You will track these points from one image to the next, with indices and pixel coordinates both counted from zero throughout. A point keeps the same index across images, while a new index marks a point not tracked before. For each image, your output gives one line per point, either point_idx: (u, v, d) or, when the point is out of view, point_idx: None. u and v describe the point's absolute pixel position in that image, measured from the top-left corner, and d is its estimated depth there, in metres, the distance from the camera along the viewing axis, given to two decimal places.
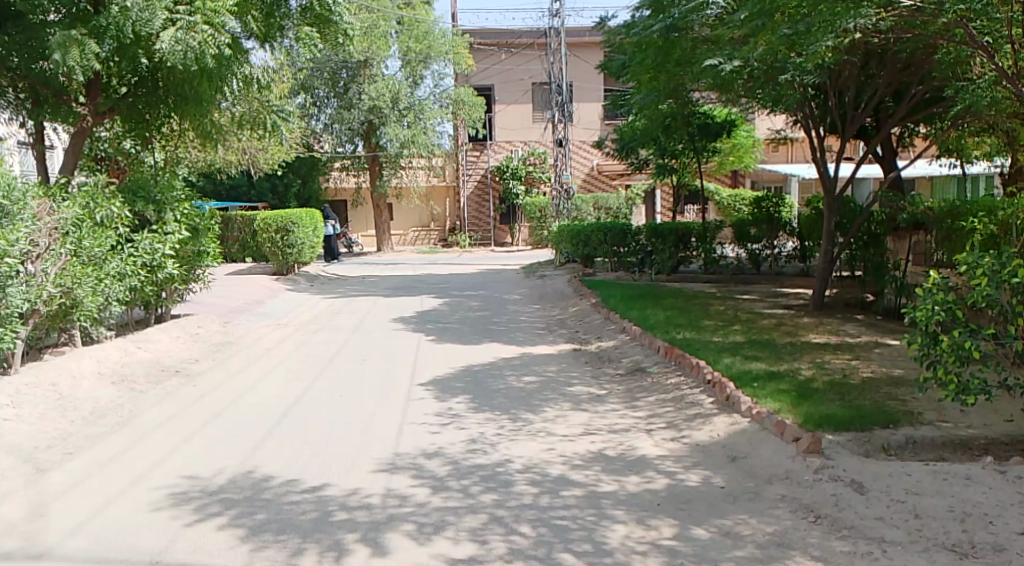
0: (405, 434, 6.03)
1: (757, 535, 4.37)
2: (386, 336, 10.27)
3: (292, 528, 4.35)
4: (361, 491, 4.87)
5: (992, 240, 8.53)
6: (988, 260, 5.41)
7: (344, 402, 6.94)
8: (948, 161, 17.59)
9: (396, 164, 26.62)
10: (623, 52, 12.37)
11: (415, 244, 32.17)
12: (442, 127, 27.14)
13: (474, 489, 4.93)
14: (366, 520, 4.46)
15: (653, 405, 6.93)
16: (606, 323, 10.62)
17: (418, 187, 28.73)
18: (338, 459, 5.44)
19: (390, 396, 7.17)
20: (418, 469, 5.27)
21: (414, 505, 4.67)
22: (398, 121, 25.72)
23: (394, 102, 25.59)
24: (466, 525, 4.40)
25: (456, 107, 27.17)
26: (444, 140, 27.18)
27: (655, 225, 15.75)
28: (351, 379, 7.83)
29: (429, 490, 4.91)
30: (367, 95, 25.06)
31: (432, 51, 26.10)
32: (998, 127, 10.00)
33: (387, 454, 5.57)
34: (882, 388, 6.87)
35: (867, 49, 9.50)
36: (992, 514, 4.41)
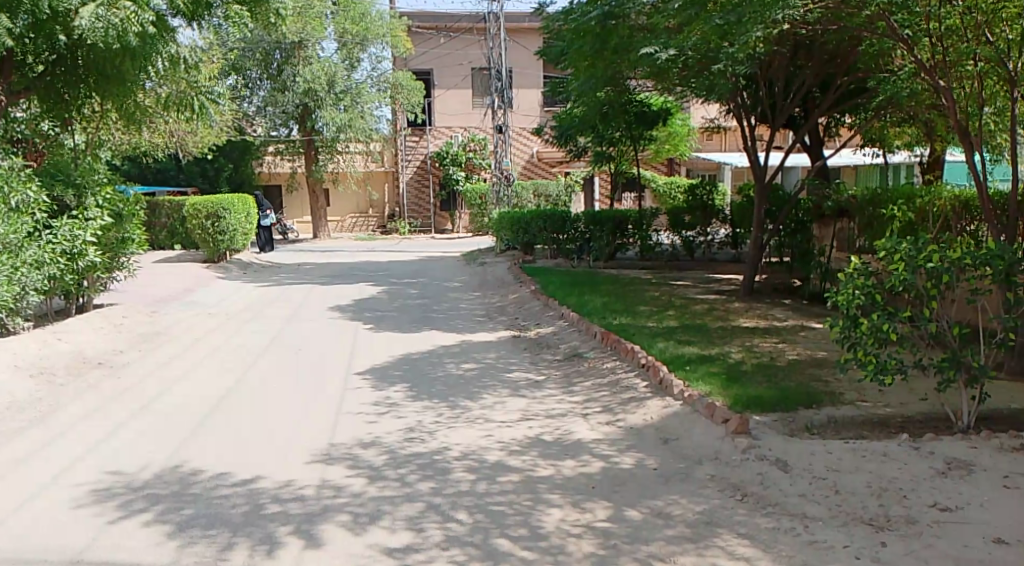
0: (341, 423, 5.99)
1: (686, 514, 4.48)
2: (321, 324, 10.16)
3: (221, 522, 4.29)
4: (294, 483, 4.83)
5: (911, 227, 8.94)
6: (905, 245, 5.65)
7: (278, 393, 6.83)
8: (870, 151, 18.28)
9: (333, 149, 26.30)
10: (560, 38, 12.39)
11: (353, 230, 31.77)
12: (380, 112, 26.89)
13: (411, 478, 4.93)
14: (300, 511, 4.42)
15: (589, 389, 7.04)
16: (545, 309, 10.70)
17: (356, 173, 28.39)
18: (274, 451, 5.38)
19: (325, 385, 7.10)
20: (354, 459, 5.25)
21: (349, 496, 4.65)
22: (334, 105, 25.35)
23: (330, 85, 25.18)
24: (402, 514, 4.40)
25: (395, 91, 26.85)
26: (381, 125, 26.93)
27: (595, 213, 16.05)
28: (285, 370, 7.71)
29: (365, 479, 4.90)
30: (302, 77, 24.60)
31: (369, 33, 25.81)
32: (918, 118, 10.42)
33: (323, 444, 5.53)
34: (807, 370, 7.12)
35: (796, 40, 9.75)
36: (907, 488, 4.62)
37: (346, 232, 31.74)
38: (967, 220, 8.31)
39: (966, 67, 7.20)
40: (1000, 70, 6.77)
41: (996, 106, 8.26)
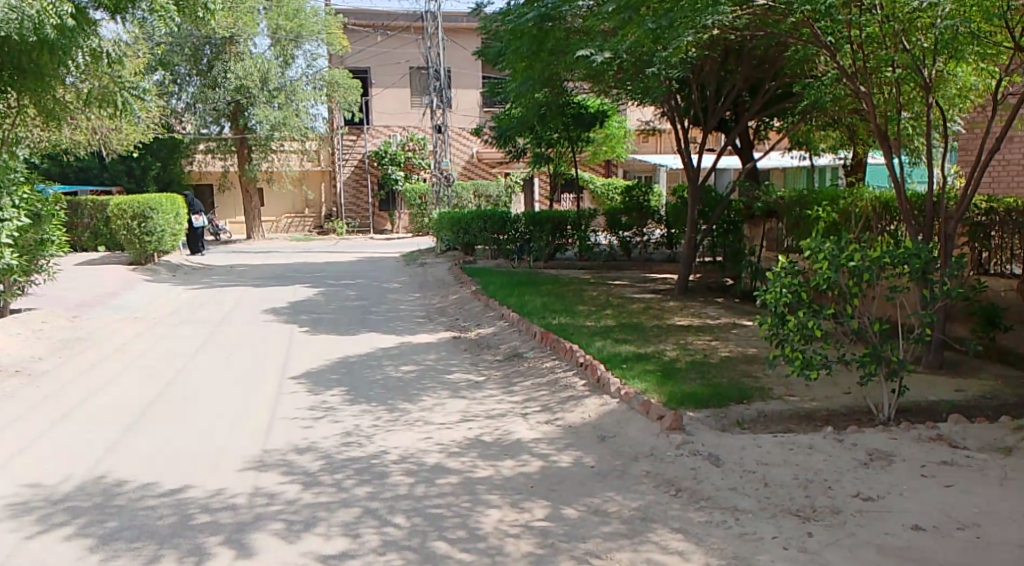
0: (274, 428, 5.92)
1: (622, 511, 4.57)
2: (257, 327, 10.00)
3: (146, 534, 4.20)
4: (225, 491, 4.75)
5: (834, 227, 9.34)
6: (828, 245, 5.83)
7: (207, 399, 6.70)
8: (798, 155, 18.83)
9: (266, 147, 25.87)
10: (498, 39, 12.40)
11: (289, 230, 31.30)
12: (316, 110, 26.50)
13: (347, 483, 4.90)
14: (230, 521, 4.36)
15: (528, 389, 7.09)
16: (485, 310, 10.74)
17: (291, 172, 27.97)
18: (204, 459, 5.29)
19: (259, 390, 7.00)
20: (289, 465, 5.19)
21: (282, 503, 4.60)
22: (267, 102, 24.88)
23: (263, 82, 24.76)
24: (338, 520, 4.38)
25: (331, 89, 26.54)
26: (318, 123, 26.56)
27: (534, 214, 16.22)
28: (216, 375, 7.55)
29: (299, 486, 4.85)
30: (234, 73, 24.22)
31: (303, 30, 25.45)
32: (841, 122, 10.81)
33: (255, 450, 5.46)
34: (738, 366, 7.33)
35: (727, 45, 9.98)
36: (831, 479, 4.80)
37: (281, 232, 31.21)
38: (887, 220, 8.61)
39: (885, 74, 7.47)
40: (916, 76, 7.03)
41: (914, 111, 8.59)
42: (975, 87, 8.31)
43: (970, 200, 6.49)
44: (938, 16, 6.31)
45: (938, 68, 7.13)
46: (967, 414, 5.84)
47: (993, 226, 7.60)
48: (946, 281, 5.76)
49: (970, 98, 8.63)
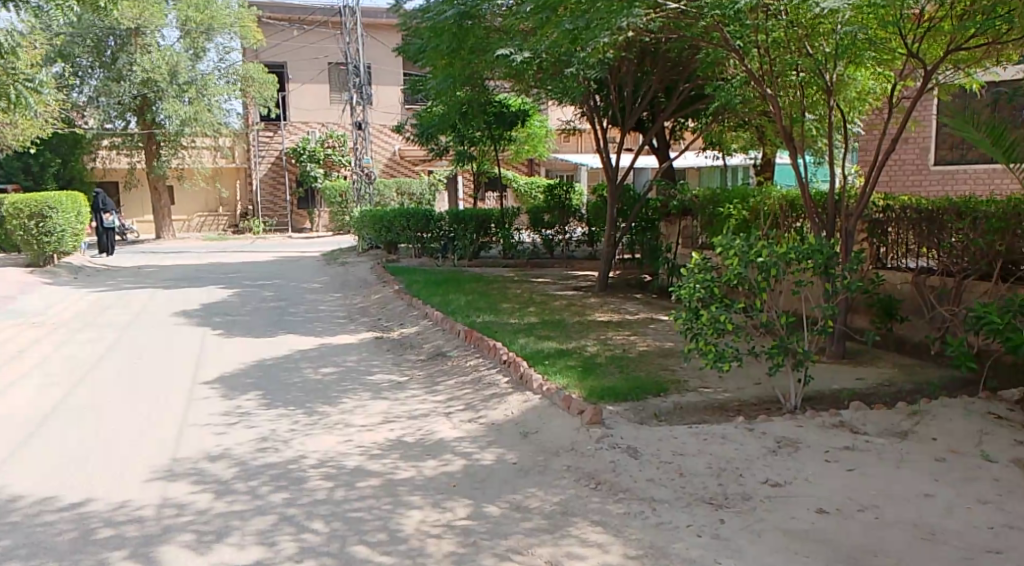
0: (184, 436, 5.77)
1: (543, 506, 4.64)
2: (168, 331, 9.71)
3: (44, 551, 4.06)
4: (130, 504, 4.62)
5: (745, 224, 9.70)
6: (738, 241, 6.07)
7: (111, 408, 6.47)
8: (711, 154, 19.36)
9: (176, 143, 25.22)
10: (418, 35, 12.29)
11: (201, 229, 30.35)
12: (229, 105, 26.10)
13: (263, 490, 4.83)
14: (136, 534, 4.25)
15: (452, 388, 7.11)
16: (408, 309, 10.68)
17: (204, 169, 27.34)
18: (107, 470, 5.12)
19: (169, 396, 6.80)
20: (201, 474, 5.08)
21: (193, 513, 4.51)
22: (177, 97, 24.07)
23: (172, 76, 23.95)
24: (253, 528, 4.32)
25: (245, 84, 26.02)
26: (231, 119, 26.12)
27: (458, 212, 16.17)
28: (122, 382, 7.30)
29: (211, 495, 4.75)
30: (140, 66, 23.20)
31: (214, 22, 24.86)
32: (751, 124, 11.24)
33: (164, 460, 5.32)
34: (656, 360, 7.52)
35: (642, 48, 10.23)
36: (742, 467, 4.99)
37: (194, 231, 30.25)
38: (793, 218, 8.99)
39: (791, 78, 7.77)
40: (818, 79, 7.35)
41: (818, 113, 8.92)
42: (873, 90, 8.72)
43: (868, 197, 6.84)
44: (838, 22, 6.65)
45: (838, 72, 7.46)
46: (868, 401, 6.16)
47: (889, 223, 8.00)
48: (847, 275, 6.07)
49: (868, 101, 9.06)
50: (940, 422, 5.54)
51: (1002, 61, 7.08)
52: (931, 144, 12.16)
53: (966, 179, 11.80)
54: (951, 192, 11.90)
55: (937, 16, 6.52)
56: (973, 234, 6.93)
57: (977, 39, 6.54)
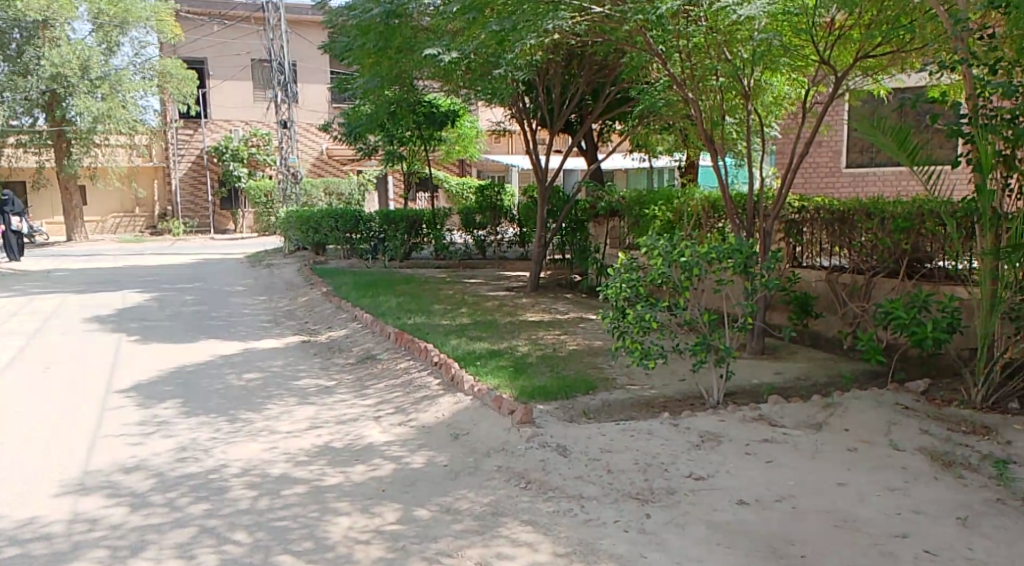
0: (97, 448, 5.61)
1: (473, 508, 4.67)
2: (81, 338, 9.37)
3: None
4: (38, 520, 4.47)
5: (670, 226, 9.96)
6: (661, 242, 6.24)
7: (18, 419, 6.23)
8: (638, 156, 19.69)
9: (88, 141, 24.34)
10: (344, 33, 12.13)
11: (116, 230, 29.35)
12: (146, 102, 25.38)
13: (182, 501, 4.73)
14: (44, 553, 4.12)
15: (381, 391, 7.08)
16: (336, 312, 10.56)
17: (119, 168, 26.57)
18: (13, 486, 4.94)
19: (80, 406, 6.59)
20: (114, 487, 4.94)
21: (106, 528, 4.40)
22: (88, 93, 23.43)
23: (83, 70, 23.21)
24: (170, 542, 4.23)
25: (162, 80, 25.36)
26: (147, 115, 25.41)
27: (388, 213, 16.12)
28: (30, 392, 7.03)
29: (126, 508, 4.63)
30: (48, 60, 22.35)
31: (129, 15, 24.17)
32: (675, 127, 11.52)
33: (76, 473, 5.16)
34: (584, 358, 7.64)
35: (569, 50, 10.40)
36: (668, 462, 5.12)
37: (109, 233, 29.18)
38: (715, 219, 9.29)
39: (711, 83, 7.96)
40: (737, 85, 7.58)
41: (738, 118, 9.15)
42: (788, 95, 9.04)
43: (785, 198, 7.13)
44: (754, 29, 6.90)
45: (756, 77, 7.69)
46: (786, 395, 6.39)
47: (804, 224, 8.31)
48: (765, 273, 6.29)
49: (784, 106, 9.38)
50: (853, 413, 5.79)
51: (907, 68, 7.41)
52: (842, 147, 12.67)
53: (874, 182, 12.33)
54: (861, 193, 12.41)
55: (847, 25, 6.81)
56: (880, 233, 7.30)
57: (883, 46, 6.89)
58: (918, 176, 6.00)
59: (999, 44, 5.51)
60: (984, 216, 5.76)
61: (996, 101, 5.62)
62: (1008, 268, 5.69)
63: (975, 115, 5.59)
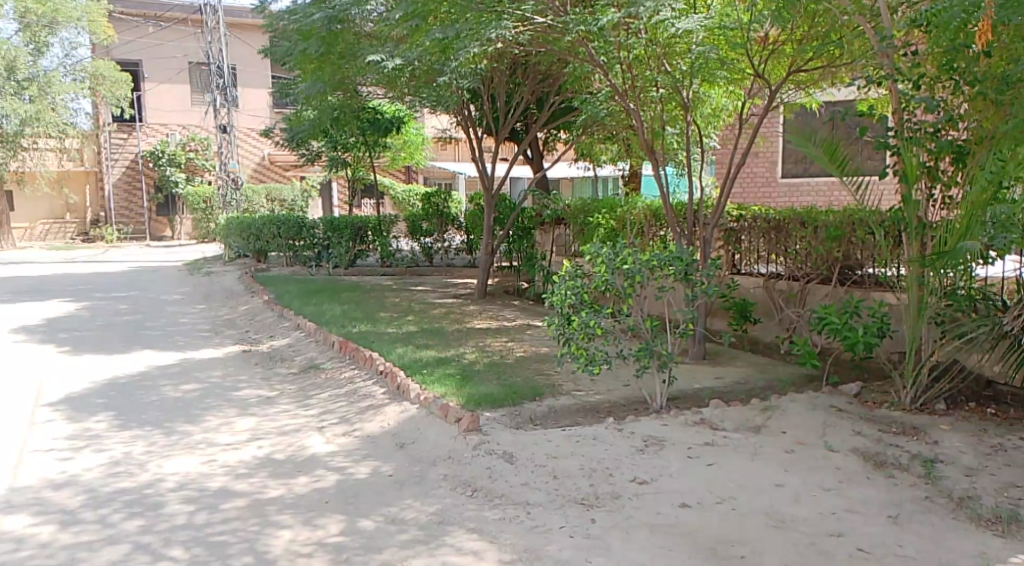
0: (25, 464, 5.45)
1: (419, 517, 4.68)
2: (8, 349, 9.06)
3: None
4: None
5: (613, 234, 10.11)
6: (605, 249, 6.35)
7: None
8: (583, 165, 19.84)
9: (17, 144, 23.51)
10: (285, 37, 12.00)
11: (45, 237, 28.25)
12: (77, 104, 24.84)
13: (115, 518, 4.63)
14: None
15: (325, 401, 7.02)
16: (279, 321, 10.42)
17: (49, 172, 25.91)
18: None
19: (7, 421, 6.38)
20: (43, 505, 4.80)
21: (34, 547, 4.28)
22: (15, 94, 22.74)
23: (9, 72, 22.55)
24: (103, 559, 4.14)
25: (95, 82, 24.68)
26: (77, 118, 24.84)
27: (333, 220, 15.93)
28: None
29: (55, 526, 4.51)
30: None
31: (59, 15, 23.46)
32: (618, 137, 11.69)
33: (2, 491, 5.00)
34: (531, 365, 7.70)
35: (513, 59, 10.50)
36: (613, 467, 5.19)
37: (37, 241, 28.04)
38: (657, 226, 9.52)
39: (652, 94, 8.11)
40: (676, 95, 7.76)
41: (678, 128, 9.33)
42: (725, 107, 9.26)
43: (724, 207, 7.31)
44: (692, 42, 7.08)
45: (694, 89, 7.87)
46: (726, 399, 6.54)
47: (742, 232, 8.51)
48: (705, 280, 6.44)
49: (722, 117, 9.60)
50: (789, 415, 5.95)
51: (836, 82, 7.69)
52: (777, 158, 13.00)
53: (809, 192, 12.73)
54: (796, 203, 12.79)
55: (780, 40, 7.07)
56: (814, 241, 7.57)
57: (815, 61, 7.15)
58: (849, 186, 6.21)
59: (923, 60, 5.78)
60: (910, 225, 5.98)
61: (919, 114, 5.86)
62: (933, 275, 5.92)
63: (900, 128, 5.82)
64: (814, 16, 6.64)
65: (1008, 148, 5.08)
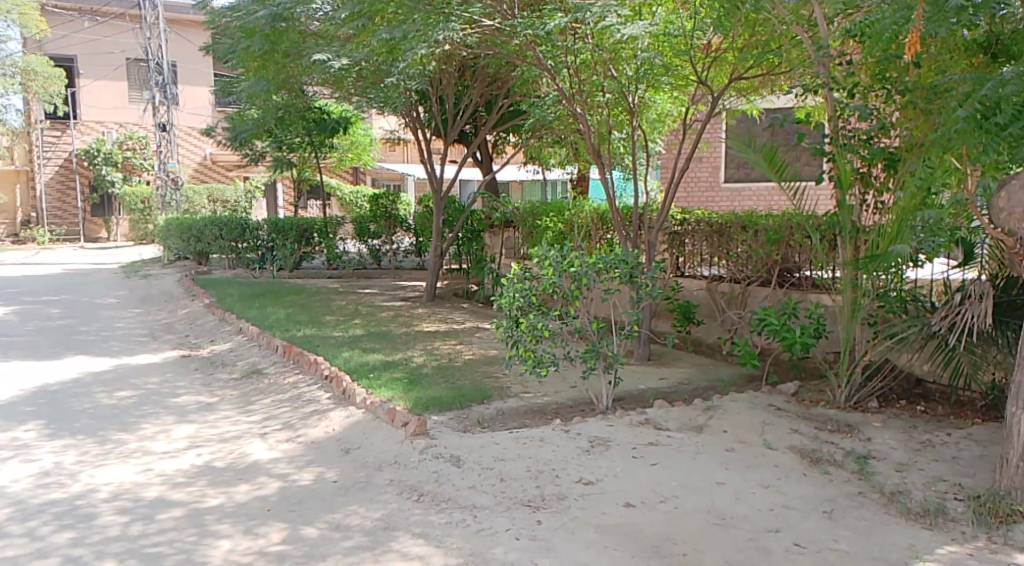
0: None
1: (363, 523, 4.63)
2: None
3: None
4: None
5: (561, 237, 10.20)
6: (553, 252, 6.39)
7: None
8: (532, 168, 19.90)
9: None
10: (226, 35, 11.76)
11: None
12: (6, 100, 23.90)
13: (44, 531, 4.48)
14: None
15: (268, 406, 6.91)
16: (220, 325, 10.21)
17: None
18: None
19: None
20: None
21: None
22: None
23: None
24: None
25: (26, 77, 23.61)
26: (7, 115, 24.18)
27: (277, 221, 15.70)
28: None
29: None
30: None
31: None
32: (566, 140, 11.77)
33: None
34: (479, 368, 7.69)
35: (461, 61, 10.48)
36: (559, 468, 5.22)
37: None
38: (604, 230, 9.62)
39: (598, 98, 8.15)
40: (622, 100, 7.85)
41: (626, 132, 9.42)
42: (670, 113, 9.32)
43: (668, 210, 7.40)
44: (638, 48, 7.15)
45: (640, 94, 7.96)
46: (670, 399, 6.64)
47: (686, 235, 8.65)
48: (650, 282, 6.53)
49: (667, 123, 9.64)
50: (731, 415, 6.06)
51: (775, 90, 7.88)
52: (720, 163, 13.24)
53: (750, 197, 13.01)
54: (738, 207, 13.05)
55: (722, 48, 7.19)
56: (754, 245, 7.74)
57: (755, 69, 7.31)
58: (786, 192, 6.37)
59: (857, 70, 5.98)
60: (845, 229, 6.15)
61: (853, 122, 6.10)
62: (867, 277, 6.13)
63: (835, 135, 6.06)
64: (754, 26, 6.76)
65: (936, 156, 5.21)
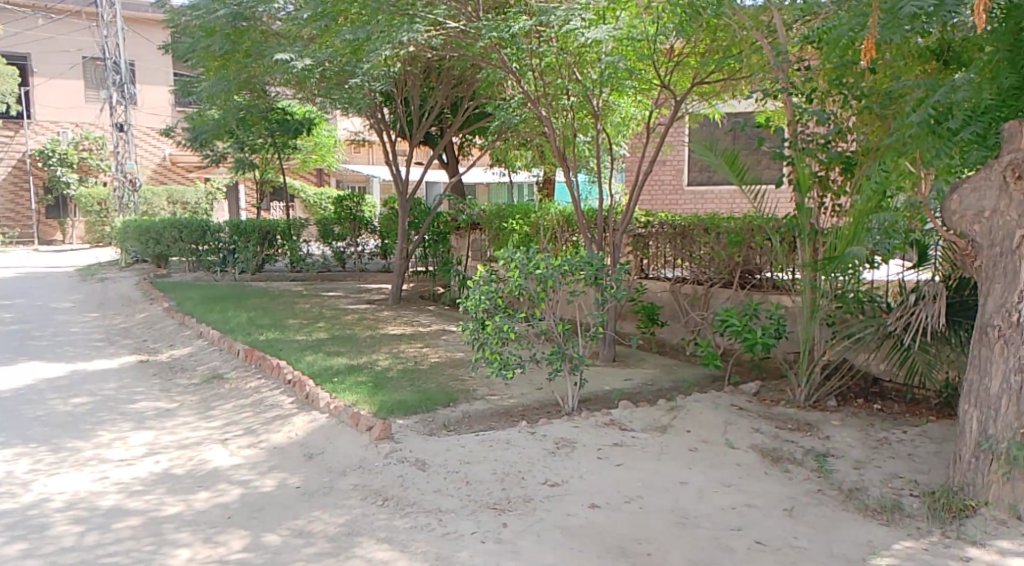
0: None
1: (327, 529, 4.59)
2: None
3: None
4: None
5: (527, 239, 10.28)
6: (518, 255, 6.41)
7: None
8: (497, 170, 19.95)
9: None
10: (185, 34, 11.60)
11: None
12: None
13: None
14: None
15: (230, 412, 6.82)
16: (180, 330, 10.05)
17: None
18: None
19: None
20: None
21: None
22: None
23: None
24: None
25: None
26: None
27: (239, 223, 15.50)
28: None
29: None
30: None
31: None
32: (531, 143, 11.81)
33: None
34: (444, 371, 7.67)
35: (426, 63, 10.45)
36: (524, 470, 5.22)
37: None
38: (569, 232, 9.66)
39: (562, 102, 8.16)
40: (587, 103, 7.89)
41: (591, 136, 9.48)
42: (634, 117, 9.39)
43: (632, 213, 7.46)
44: (601, 51, 7.19)
45: (604, 97, 8.01)
46: (634, 400, 6.68)
47: (649, 237, 8.72)
48: (614, 284, 6.57)
49: (630, 127, 9.72)
50: (694, 415, 6.12)
51: (736, 94, 7.98)
52: (683, 166, 13.38)
53: (713, 200, 13.15)
54: (701, 210, 13.19)
55: (685, 53, 7.27)
56: (717, 247, 7.85)
57: (716, 73, 7.40)
58: (747, 195, 6.46)
59: (814, 75, 6.11)
60: (804, 231, 6.25)
61: (811, 126, 6.24)
62: (825, 279, 6.22)
63: (794, 140, 6.16)
64: (715, 31, 6.81)
65: (891, 161, 5.32)
